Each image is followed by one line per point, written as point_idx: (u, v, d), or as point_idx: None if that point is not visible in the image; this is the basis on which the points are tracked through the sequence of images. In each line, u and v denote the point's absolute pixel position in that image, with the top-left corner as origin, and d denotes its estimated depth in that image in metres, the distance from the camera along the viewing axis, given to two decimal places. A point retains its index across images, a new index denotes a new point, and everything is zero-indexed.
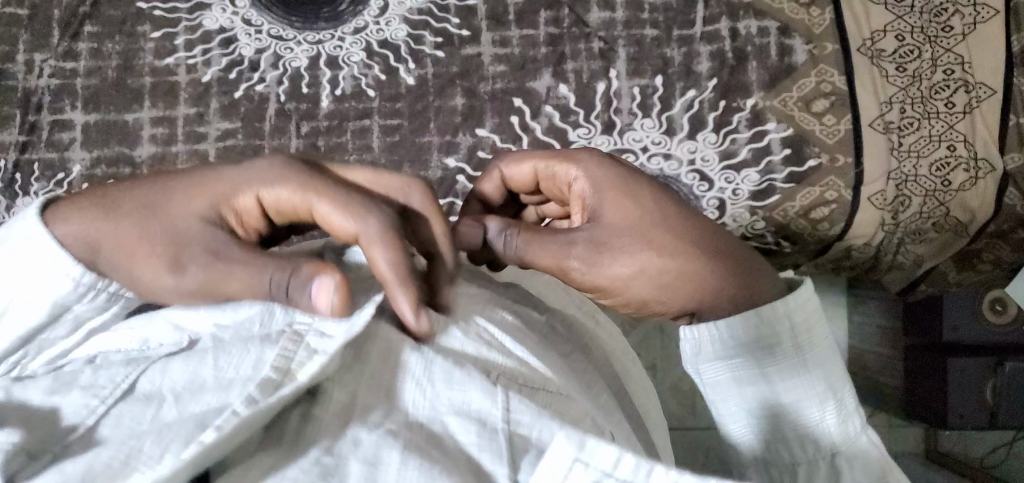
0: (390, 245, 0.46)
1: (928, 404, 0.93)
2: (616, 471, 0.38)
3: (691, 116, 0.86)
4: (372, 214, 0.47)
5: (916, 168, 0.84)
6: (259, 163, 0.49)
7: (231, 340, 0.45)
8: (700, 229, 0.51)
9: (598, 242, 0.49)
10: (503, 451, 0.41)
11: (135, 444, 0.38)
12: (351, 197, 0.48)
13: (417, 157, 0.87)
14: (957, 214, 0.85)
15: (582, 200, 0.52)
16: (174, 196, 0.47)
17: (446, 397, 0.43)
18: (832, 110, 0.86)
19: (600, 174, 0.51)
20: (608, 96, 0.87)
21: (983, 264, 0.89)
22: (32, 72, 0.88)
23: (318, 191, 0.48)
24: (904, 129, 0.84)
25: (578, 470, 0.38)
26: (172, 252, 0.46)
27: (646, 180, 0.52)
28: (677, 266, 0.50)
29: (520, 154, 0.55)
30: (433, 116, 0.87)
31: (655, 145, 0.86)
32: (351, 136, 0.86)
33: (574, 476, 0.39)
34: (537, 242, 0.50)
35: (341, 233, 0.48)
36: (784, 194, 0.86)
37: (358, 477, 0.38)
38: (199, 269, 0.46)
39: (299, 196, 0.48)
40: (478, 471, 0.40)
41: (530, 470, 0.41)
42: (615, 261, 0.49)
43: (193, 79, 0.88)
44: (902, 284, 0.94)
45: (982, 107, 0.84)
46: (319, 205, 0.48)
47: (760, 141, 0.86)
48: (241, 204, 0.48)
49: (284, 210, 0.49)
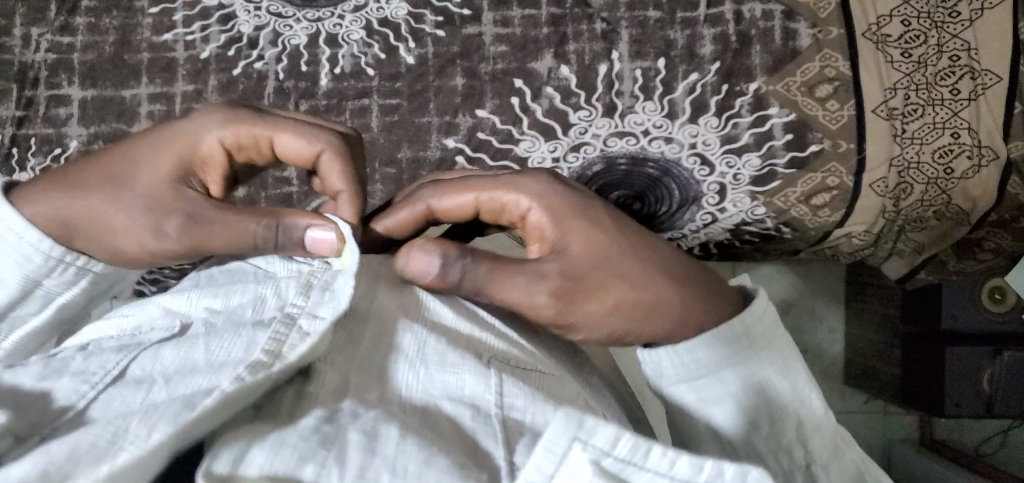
0: (345, 165, 0.50)
1: (925, 391, 0.93)
2: (613, 450, 0.40)
3: (692, 100, 0.85)
4: (321, 139, 0.49)
5: (919, 154, 0.83)
6: (200, 115, 0.50)
7: (223, 326, 0.45)
8: (663, 264, 0.48)
9: (564, 275, 0.46)
10: (498, 432, 0.41)
11: (122, 423, 0.37)
12: (302, 127, 0.50)
13: (416, 137, 0.87)
14: (959, 202, 0.85)
15: (538, 231, 0.48)
16: (140, 164, 0.50)
17: (441, 376, 0.44)
18: (836, 95, 0.84)
19: (556, 212, 0.47)
20: (610, 79, 0.85)
21: (984, 253, 0.88)
22: (29, 46, 0.87)
23: (265, 126, 0.49)
24: (907, 116, 0.83)
25: (578, 448, 0.39)
26: (151, 219, 0.49)
27: (594, 204, 0.48)
28: (649, 296, 0.47)
29: (454, 181, 0.50)
30: (432, 96, 0.87)
31: (656, 129, 0.86)
32: (350, 116, 0.87)
33: (571, 454, 0.39)
34: (502, 273, 0.46)
35: (298, 159, 0.50)
36: (784, 180, 0.86)
37: (358, 446, 0.38)
38: (177, 231, 0.49)
39: (258, 135, 0.49)
40: (475, 448, 0.41)
41: (525, 452, 0.41)
42: (587, 306, 0.46)
43: (191, 56, 0.87)
44: (901, 271, 0.92)
45: (987, 95, 0.82)
46: (278, 138, 0.49)
47: (762, 126, 0.85)
48: (204, 154, 0.49)
49: (247, 150, 0.50)
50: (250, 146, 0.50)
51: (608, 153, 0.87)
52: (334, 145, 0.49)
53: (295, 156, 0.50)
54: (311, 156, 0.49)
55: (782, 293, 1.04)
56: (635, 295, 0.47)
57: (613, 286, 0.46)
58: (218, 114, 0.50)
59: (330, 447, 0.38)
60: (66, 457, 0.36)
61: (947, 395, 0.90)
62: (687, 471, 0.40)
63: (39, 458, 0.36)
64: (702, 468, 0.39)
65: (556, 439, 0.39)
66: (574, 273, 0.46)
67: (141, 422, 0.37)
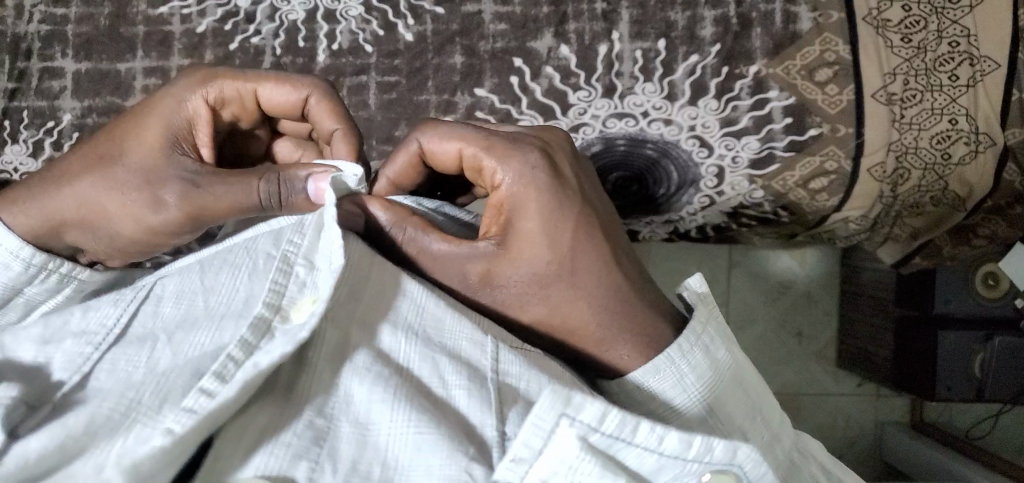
0: (334, 111, 0.55)
1: (913, 376, 0.94)
2: (601, 426, 0.42)
3: (693, 82, 0.84)
4: (305, 86, 0.55)
5: (917, 140, 0.83)
6: (180, 86, 0.54)
7: (219, 270, 0.48)
8: (610, 280, 0.48)
9: (485, 272, 0.48)
10: (492, 403, 0.43)
11: (133, 397, 0.42)
12: (283, 79, 0.55)
13: (413, 116, 0.87)
14: (955, 188, 0.85)
15: (498, 203, 0.49)
16: (129, 143, 0.54)
17: (437, 344, 0.46)
18: (835, 80, 0.84)
19: (522, 198, 0.48)
20: (610, 59, 0.85)
21: (978, 239, 0.89)
22: (22, 17, 0.86)
23: (248, 81, 0.55)
24: (906, 101, 0.83)
25: (565, 425, 0.42)
26: (149, 191, 0.53)
27: (568, 203, 0.48)
28: (562, 316, 0.48)
29: (448, 129, 0.50)
30: (431, 74, 0.86)
31: (655, 110, 0.85)
32: (347, 93, 0.86)
33: (559, 429, 0.42)
34: (437, 256, 0.49)
35: (283, 107, 0.55)
36: (783, 163, 0.86)
37: (348, 441, 0.42)
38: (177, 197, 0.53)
39: (240, 86, 0.55)
40: (468, 427, 0.43)
41: (516, 422, 0.43)
42: (502, 300, 0.49)
43: (187, 30, 0.86)
44: (896, 256, 0.93)
45: (986, 81, 0.82)
46: (261, 88, 0.55)
47: (761, 109, 0.84)
48: (193, 121, 0.54)
49: (229, 104, 0.55)
50: (232, 100, 0.55)
51: (607, 134, 0.87)
52: (327, 98, 0.55)
53: (281, 104, 0.55)
54: (299, 101, 0.55)
55: (777, 276, 1.04)
56: (550, 308, 0.48)
57: (533, 289, 0.48)
58: (199, 77, 0.55)
59: (321, 444, 0.41)
60: (85, 428, 0.41)
61: (938, 381, 0.91)
62: (675, 446, 0.43)
63: (56, 431, 0.41)
64: (691, 443, 0.43)
65: (542, 413, 0.41)
66: (502, 267, 0.48)
67: (153, 394, 0.42)
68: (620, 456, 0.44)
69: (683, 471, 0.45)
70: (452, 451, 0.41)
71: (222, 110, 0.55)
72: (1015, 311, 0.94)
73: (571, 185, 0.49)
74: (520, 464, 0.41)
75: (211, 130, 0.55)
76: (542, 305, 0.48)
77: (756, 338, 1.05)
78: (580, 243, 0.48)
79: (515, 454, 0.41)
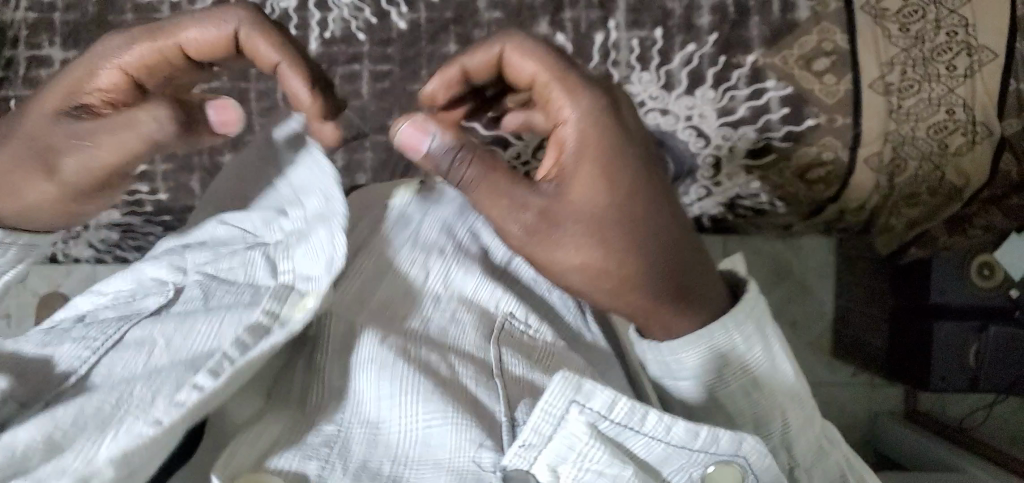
0: (278, 41, 0.49)
1: (908, 363, 0.97)
2: (610, 414, 0.47)
3: (689, 72, 0.84)
4: (229, 18, 0.49)
5: (914, 130, 0.83)
6: (103, 45, 0.52)
7: (217, 286, 0.53)
8: (662, 235, 0.48)
9: (542, 211, 0.47)
10: (501, 396, 0.51)
11: (126, 388, 0.45)
12: (203, 15, 0.50)
13: (407, 105, 0.86)
14: (952, 178, 0.85)
15: (562, 143, 0.48)
16: (43, 112, 0.53)
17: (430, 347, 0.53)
18: (833, 69, 0.83)
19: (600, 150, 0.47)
20: (606, 48, 0.84)
21: (974, 229, 0.89)
22: (8, 4, 0.84)
23: (171, 33, 0.51)
24: (904, 91, 0.82)
25: (575, 413, 0.47)
26: (47, 162, 0.53)
27: (629, 146, 0.48)
28: (616, 269, 0.48)
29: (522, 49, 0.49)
30: (425, 63, 0.85)
31: (653, 100, 0.85)
32: (340, 82, 0.85)
33: (569, 415, 0.47)
34: (486, 184, 0.47)
35: (213, 50, 0.51)
36: (780, 153, 0.86)
37: (360, 441, 0.49)
38: (71, 163, 0.53)
39: (160, 40, 0.51)
40: (478, 407, 0.51)
41: (523, 412, 0.51)
42: (559, 241, 0.47)
43: (177, 17, 0.84)
44: (891, 248, 0.94)
45: (983, 71, 0.81)
46: (183, 35, 0.50)
47: (759, 99, 0.84)
48: (103, 83, 0.52)
49: (156, 67, 0.52)
50: (159, 63, 0.52)
51: None
52: (274, 46, 0.49)
53: (206, 46, 0.50)
54: (224, 38, 0.50)
55: (773, 264, 1.03)
56: (611, 256, 0.47)
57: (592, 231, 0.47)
58: (124, 38, 0.52)
59: (332, 445, 0.49)
60: (71, 422, 0.44)
61: (932, 369, 0.93)
62: (682, 436, 0.47)
63: (44, 423, 0.43)
64: (698, 431, 0.46)
65: (552, 397, 0.46)
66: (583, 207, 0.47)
67: (144, 387, 0.45)
68: (629, 444, 0.48)
69: (688, 459, 0.48)
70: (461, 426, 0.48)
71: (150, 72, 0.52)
72: (1009, 303, 0.93)
73: (635, 131, 0.48)
74: (528, 449, 0.47)
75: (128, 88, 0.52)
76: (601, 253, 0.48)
77: None
78: (654, 196, 0.48)
79: (524, 441, 0.47)
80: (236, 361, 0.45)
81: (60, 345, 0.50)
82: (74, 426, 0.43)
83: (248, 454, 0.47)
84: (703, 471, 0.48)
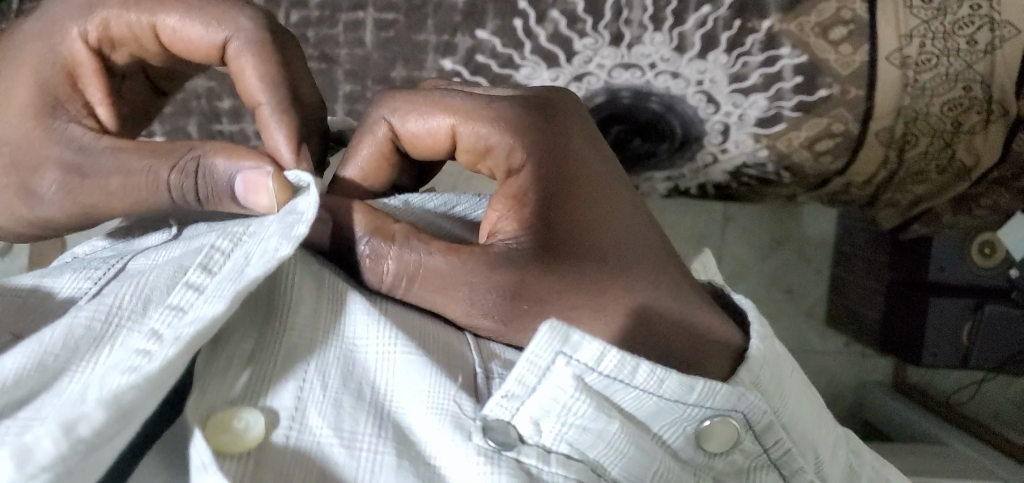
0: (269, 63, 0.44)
1: (902, 338, 0.96)
2: (599, 367, 0.34)
3: (703, 35, 0.81)
4: (227, 16, 0.44)
5: (929, 105, 0.81)
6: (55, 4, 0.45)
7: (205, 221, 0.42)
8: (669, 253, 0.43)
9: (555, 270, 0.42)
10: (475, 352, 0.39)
11: (115, 306, 0.34)
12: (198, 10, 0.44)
13: (411, 56, 0.83)
14: (962, 156, 0.84)
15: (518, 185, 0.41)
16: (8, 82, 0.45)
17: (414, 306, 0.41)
18: (850, 39, 0.80)
19: (551, 149, 0.41)
20: (619, 5, 0.81)
21: (981, 209, 0.88)
22: None
23: (145, 12, 0.44)
24: (921, 65, 0.80)
25: (561, 365, 0.34)
26: (21, 177, 0.44)
27: (567, 139, 0.42)
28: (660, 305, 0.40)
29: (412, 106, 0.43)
30: (431, 12, 0.82)
31: (663, 62, 0.82)
32: (343, 29, 0.82)
33: (554, 368, 0.34)
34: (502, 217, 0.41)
35: (200, 48, 0.44)
36: (790, 123, 0.84)
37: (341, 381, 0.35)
38: (60, 189, 0.44)
39: (136, 16, 0.44)
40: (451, 356, 0.38)
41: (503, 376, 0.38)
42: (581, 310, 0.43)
43: None
44: (895, 222, 0.93)
45: (1005, 48, 0.79)
46: (163, 20, 0.44)
47: (772, 67, 0.81)
48: (77, 57, 0.45)
49: (125, 44, 0.46)
50: (123, 36, 0.45)
51: (611, 84, 0.84)
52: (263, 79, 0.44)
53: (186, 46, 0.44)
54: (218, 44, 0.44)
55: (771, 232, 1.03)
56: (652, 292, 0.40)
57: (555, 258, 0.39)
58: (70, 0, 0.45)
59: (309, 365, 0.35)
60: (64, 346, 0.33)
61: (926, 347, 0.94)
62: (675, 390, 0.35)
63: (32, 347, 0.32)
64: (694, 386, 0.35)
65: (536, 349, 0.34)
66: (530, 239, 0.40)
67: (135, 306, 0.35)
68: (617, 400, 0.35)
69: (682, 418, 0.36)
70: (441, 379, 0.35)
71: (109, 45, 0.46)
72: (1008, 282, 0.94)
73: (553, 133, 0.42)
74: (510, 401, 0.34)
75: (100, 79, 0.46)
76: (562, 278, 0.39)
77: (747, 292, 1.04)
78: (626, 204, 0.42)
79: (505, 390, 0.34)
80: (230, 254, 0.35)
81: (58, 277, 0.41)
82: (64, 346, 0.33)
83: (221, 396, 0.33)
84: (693, 428, 0.37)
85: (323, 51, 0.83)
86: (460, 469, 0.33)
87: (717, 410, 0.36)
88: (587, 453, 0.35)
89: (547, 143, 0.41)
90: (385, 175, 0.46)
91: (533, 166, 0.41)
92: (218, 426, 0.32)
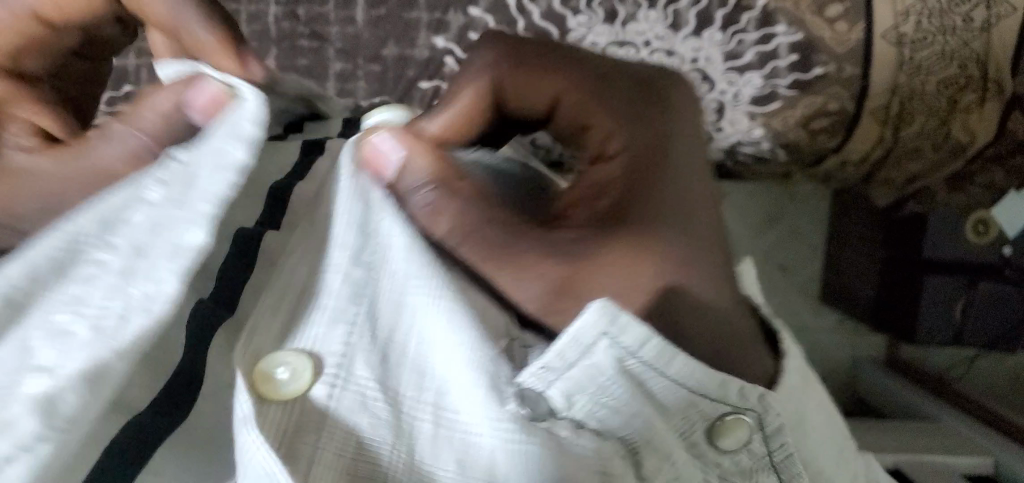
0: None
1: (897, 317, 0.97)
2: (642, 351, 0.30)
3: (698, 12, 0.80)
4: None
5: (924, 84, 0.81)
6: None
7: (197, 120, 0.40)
8: None
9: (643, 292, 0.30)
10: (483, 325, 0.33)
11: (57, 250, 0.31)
12: None
13: (403, 35, 0.83)
14: (957, 135, 0.83)
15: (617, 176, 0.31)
16: None
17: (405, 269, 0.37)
18: (846, 16, 0.79)
19: (652, 139, 0.31)
20: None
21: (975, 186, 0.87)
22: None
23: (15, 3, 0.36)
24: (916, 43, 0.80)
25: (603, 347, 0.30)
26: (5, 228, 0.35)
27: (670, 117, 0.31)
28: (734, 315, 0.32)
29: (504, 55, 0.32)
30: None
31: (658, 40, 0.82)
32: (333, 6, 0.82)
33: (597, 348, 0.30)
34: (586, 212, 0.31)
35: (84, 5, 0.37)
36: (785, 102, 0.83)
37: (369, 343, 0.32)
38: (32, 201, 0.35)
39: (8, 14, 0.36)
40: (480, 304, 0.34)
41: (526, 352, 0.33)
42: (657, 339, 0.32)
43: None
44: (891, 199, 0.92)
45: (1001, 25, 0.79)
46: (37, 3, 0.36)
47: (767, 45, 0.81)
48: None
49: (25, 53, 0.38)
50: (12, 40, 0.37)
51: None
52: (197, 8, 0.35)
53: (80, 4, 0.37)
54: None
55: (763, 211, 1.03)
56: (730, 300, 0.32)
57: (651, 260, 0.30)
58: None
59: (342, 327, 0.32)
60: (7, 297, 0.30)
61: (919, 324, 0.94)
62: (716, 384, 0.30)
63: None
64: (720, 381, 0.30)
65: (582, 330, 0.30)
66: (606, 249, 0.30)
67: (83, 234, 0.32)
68: (649, 383, 0.31)
69: (698, 411, 0.31)
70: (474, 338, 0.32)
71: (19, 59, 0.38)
72: (1003, 260, 0.94)
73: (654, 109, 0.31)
74: (548, 372, 0.31)
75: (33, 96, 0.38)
76: (619, 277, 0.30)
77: None
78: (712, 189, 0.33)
79: (545, 362, 0.31)
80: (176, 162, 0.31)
81: None
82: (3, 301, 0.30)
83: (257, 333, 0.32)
84: (707, 423, 0.31)
85: (313, 29, 0.83)
86: (493, 439, 0.31)
87: (733, 405, 0.31)
88: (615, 434, 0.31)
89: (645, 129, 0.31)
90: (456, 139, 0.34)
91: (623, 156, 0.31)
92: (263, 376, 0.30)
